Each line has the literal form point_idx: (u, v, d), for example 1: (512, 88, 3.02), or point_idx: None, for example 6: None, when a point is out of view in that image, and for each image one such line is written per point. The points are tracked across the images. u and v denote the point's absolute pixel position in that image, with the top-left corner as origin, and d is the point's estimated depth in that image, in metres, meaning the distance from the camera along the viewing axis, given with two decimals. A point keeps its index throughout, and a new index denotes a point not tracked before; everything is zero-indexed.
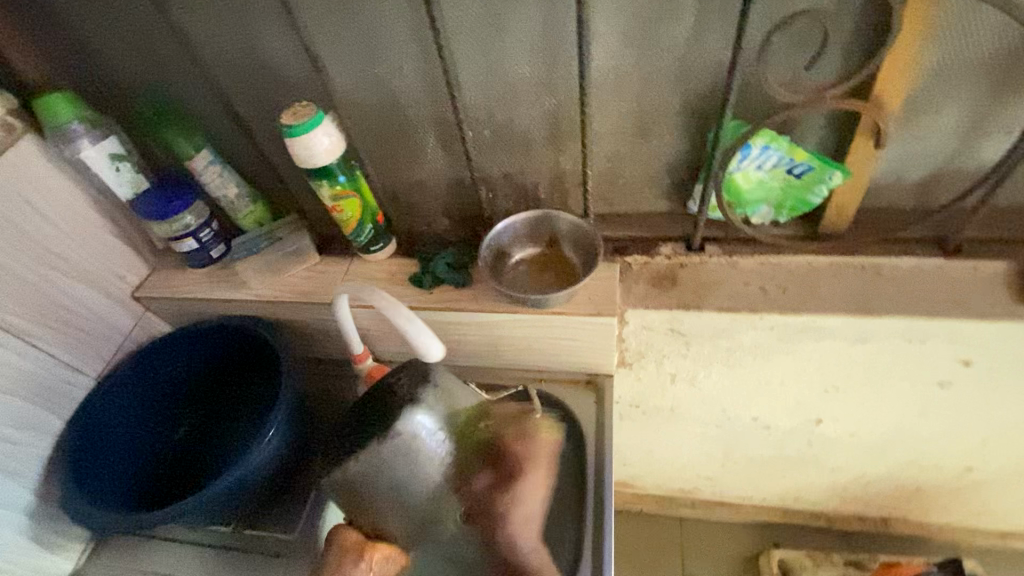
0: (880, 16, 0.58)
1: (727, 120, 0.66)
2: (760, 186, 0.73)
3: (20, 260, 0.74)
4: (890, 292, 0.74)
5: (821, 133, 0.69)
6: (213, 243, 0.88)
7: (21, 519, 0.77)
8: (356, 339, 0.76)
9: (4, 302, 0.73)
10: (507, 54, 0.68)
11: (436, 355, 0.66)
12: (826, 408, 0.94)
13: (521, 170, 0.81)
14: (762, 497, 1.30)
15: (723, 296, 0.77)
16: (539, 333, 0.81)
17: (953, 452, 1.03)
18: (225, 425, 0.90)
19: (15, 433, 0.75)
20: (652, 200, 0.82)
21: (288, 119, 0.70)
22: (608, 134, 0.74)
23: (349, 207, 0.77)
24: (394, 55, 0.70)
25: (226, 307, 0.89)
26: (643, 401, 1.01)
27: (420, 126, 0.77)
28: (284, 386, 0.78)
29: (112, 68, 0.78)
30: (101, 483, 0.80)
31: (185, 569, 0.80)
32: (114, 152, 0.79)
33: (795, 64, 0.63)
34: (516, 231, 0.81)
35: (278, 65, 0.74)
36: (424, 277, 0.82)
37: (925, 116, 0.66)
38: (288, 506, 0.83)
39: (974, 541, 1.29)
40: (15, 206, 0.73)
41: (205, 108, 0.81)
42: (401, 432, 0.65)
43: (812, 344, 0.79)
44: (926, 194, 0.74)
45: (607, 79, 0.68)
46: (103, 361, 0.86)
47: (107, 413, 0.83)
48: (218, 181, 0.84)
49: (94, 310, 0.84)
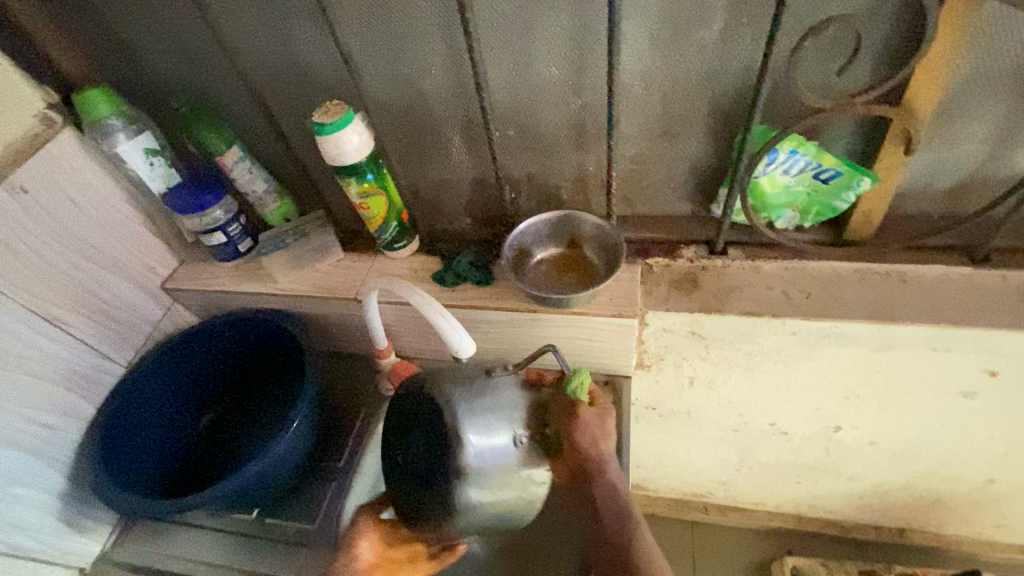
0: (913, 21, 0.58)
1: (755, 124, 0.66)
2: (786, 191, 0.73)
3: (58, 249, 0.77)
4: (916, 299, 0.74)
5: (848, 138, 0.69)
6: (241, 237, 0.89)
7: (53, 501, 0.79)
8: (380, 334, 0.79)
9: (42, 290, 0.75)
10: (535, 56, 0.69)
11: (467, 352, 0.70)
12: (845, 415, 0.94)
13: (545, 171, 0.82)
14: (775, 504, 1.30)
15: (745, 300, 0.77)
16: (558, 333, 0.82)
17: (975, 464, 1.02)
18: (247, 417, 0.92)
19: (50, 418, 0.77)
20: (675, 203, 0.83)
21: (319, 117, 0.71)
22: (633, 137, 0.75)
23: (376, 205, 0.78)
24: (423, 56, 0.71)
25: (252, 300, 0.91)
26: (660, 404, 1.01)
27: (447, 125, 0.78)
28: (308, 380, 0.80)
29: (149, 64, 0.80)
30: (130, 467, 0.82)
31: (208, 555, 0.82)
32: (148, 146, 0.81)
33: (825, 69, 0.62)
34: (538, 231, 0.82)
35: (310, 64, 0.75)
36: (447, 275, 0.83)
37: (956, 123, 0.65)
38: (309, 495, 0.85)
39: (992, 555, 1.27)
40: (54, 197, 0.76)
41: (237, 105, 0.82)
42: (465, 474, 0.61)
43: (834, 350, 0.79)
44: (955, 202, 0.73)
45: (635, 82, 0.69)
46: (133, 350, 0.88)
47: (136, 401, 0.85)
48: (247, 177, 0.86)
49: (126, 299, 0.87)
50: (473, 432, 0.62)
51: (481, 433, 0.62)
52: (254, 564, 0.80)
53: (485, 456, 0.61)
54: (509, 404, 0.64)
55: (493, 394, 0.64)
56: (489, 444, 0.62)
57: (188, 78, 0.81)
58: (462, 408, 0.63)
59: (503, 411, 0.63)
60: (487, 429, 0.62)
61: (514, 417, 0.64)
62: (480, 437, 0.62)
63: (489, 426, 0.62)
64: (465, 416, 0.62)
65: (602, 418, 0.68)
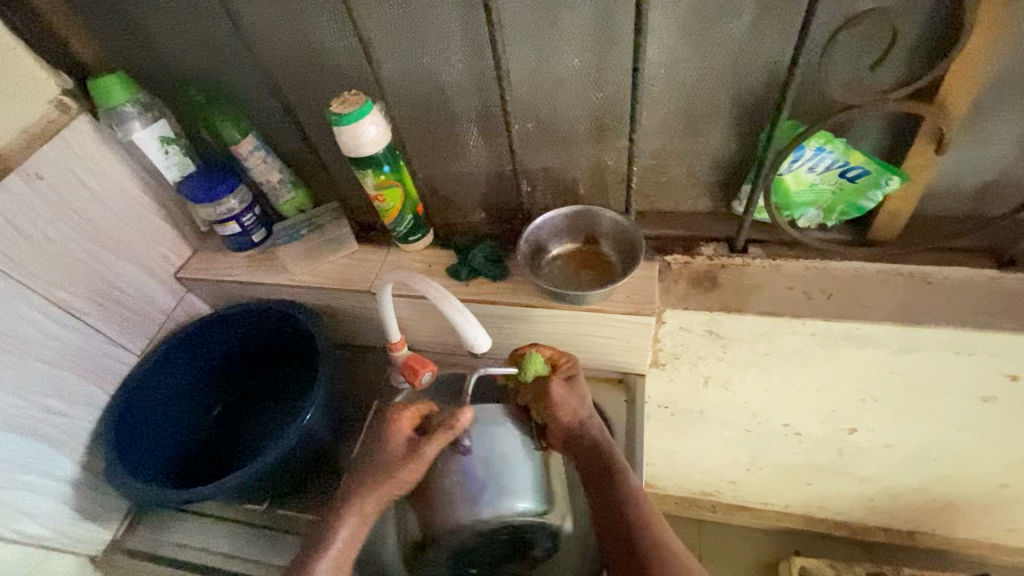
0: (951, 16, 0.56)
1: (782, 120, 0.65)
2: (811, 188, 0.71)
3: (73, 236, 0.76)
4: (941, 302, 0.72)
5: (876, 136, 0.68)
6: (255, 227, 0.89)
7: (64, 489, 0.79)
8: (394, 327, 0.79)
9: (56, 277, 0.75)
10: (558, 47, 0.68)
11: (483, 348, 0.70)
12: (861, 417, 0.93)
13: (563, 165, 0.80)
14: (784, 504, 1.29)
15: (765, 300, 0.76)
16: (574, 330, 0.81)
17: (989, 469, 1.01)
18: (259, 408, 0.92)
19: (63, 406, 0.77)
20: (694, 200, 0.81)
21: (336, 107, 0.70)
22: (655, 131, 0.73)
23: (392, 197, 0.77)
24: (444, 46, 0.70)
25: (265, 291, 0.90)
26: (672, 402, 1.00)
27: (465, 117, 0.77)
28: (322, 372, 0.80)
29: (166, 51, 0.79)
30: (142, 456, 0.82)
31: (220, 544, 0.82)
32: (164, 135, 0.81)
33: (856, 65, 0.61)
34: (555, 225, 0.81)
35: (328, 53, 0.74)
36: (461, 269, 0.82)
37: (989, 122, 0.64)
38: (320, 488, 0.85)
39: (1001, 559, 1.26)
40: (68, 184, 0.75)
41: (254, 93, 0.82)
42: (541, 511, 0.67)
43: (853, 351, 0.78)
44: (983, 203, 0.72)
45: (658, 75, 0.68)
46: (146, 339, 0.88)
47: (150, 391, 0.85)
48: (262, 166, 0.85)
49: (140, 288, 0.87)
50: (525, 499, 0.67)
51: (525, 492, 0.67)
52: (264, 555, 0.81)
53: (542, 496, 0.67)
54: (514, 449, 0.67)
55: (483, 454, 0.66)
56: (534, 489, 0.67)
57: (205, 66, 0.80)
58: (500, 499, 0.66)
59: (514, 457, 0.67)
60: (523, 485, 0.67)
61: (500, 442, 0.67)
62: (530, 495, 0.67)
63: (523, 480, 0.67)
64: (507, 499, 0.66)
65: (577, 388, 0.71)
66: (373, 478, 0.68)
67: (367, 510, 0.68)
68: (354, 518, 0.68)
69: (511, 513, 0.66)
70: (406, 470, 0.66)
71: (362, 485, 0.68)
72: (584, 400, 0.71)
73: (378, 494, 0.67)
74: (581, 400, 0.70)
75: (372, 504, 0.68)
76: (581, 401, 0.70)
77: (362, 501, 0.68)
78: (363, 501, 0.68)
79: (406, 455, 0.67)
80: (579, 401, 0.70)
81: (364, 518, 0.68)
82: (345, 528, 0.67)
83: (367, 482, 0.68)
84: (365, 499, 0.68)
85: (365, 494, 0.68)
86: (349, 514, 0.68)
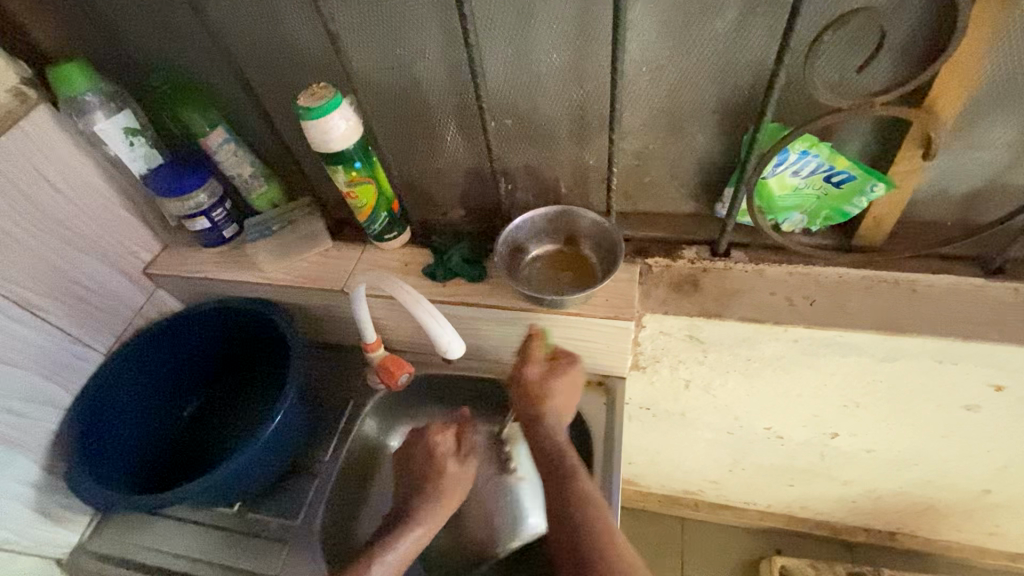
0: (943, 16, 0.54)
1: (767, 122, 0.62)
2: (795, 193, 0.69)
3: (32, 231, 0.73)
4: (925, 310, 0.71)
5: (863, 140, 0.65)
6: (226, 222, 0.86)
7: (27, 492, 0.77)
8: (368, 328, 0.77)
9: (16, 275, 0.72)
10: (536, 41, 0.65)
11: (456, 353, 0.68)
12: (842, 423, 0.92)
13: (543, 163, 0.78)
14: (766, 504, 1.29)
15: (747, 305, 0.74)
16: (552, 333, 0.79)
17: (970, 474, 1.00)
18: (230, 409, 0.90)
19: (24, 406, 0.75)
20: (678, 201, 0.79)
21: (304, 100, 0.67)
22: (637, 130, 0.71)
23: (365, 194, 0.75)
24: (416, 38, 0.67)
25: (236, 289, 0.88)
26: (654, 404, 0.99)
27: (440, 113, 0.75)
28: (293, 372, 0.78)
29: (128, 38, 0.75)
30: (107, 459, 0.80)
31: (188, 548, 0.80)
32: (127, 126, 0.77)
33: (843, 67, 0.59)
34: (534, 226, 0.78)
35: (297, 43, 0.71)
36: (437, 269, 0.80)
37: (979, 127, 0.61)
38: (292, 490, 0.84)
39: (982, 560, 1.27)
40: (25, 175, 0.72)
41: (221, 83, 0.78)
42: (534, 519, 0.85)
43: (836, 358, 0.76)
44: (970, 210, 0.70)
45: (640, 72, 0.65)
46: (113, 336, 0.85)
47: (116, 390, 0.82)
48: (233, 159, 0.82)
49: (106, 284, 0.84)
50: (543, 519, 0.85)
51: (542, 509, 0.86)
52: (230, 559, 0.79)
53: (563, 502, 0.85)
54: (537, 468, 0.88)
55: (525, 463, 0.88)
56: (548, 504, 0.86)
57: (168, 54, 0.76)
58: (520, 519, 0.85)
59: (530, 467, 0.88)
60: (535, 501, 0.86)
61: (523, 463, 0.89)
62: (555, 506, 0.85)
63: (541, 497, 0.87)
64: (521, 520, 0.85)
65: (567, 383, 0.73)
66: (439, 489, 0.72)
67: (434, 520, 0.71)
68: (422, 527, 0.70)
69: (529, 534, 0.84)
70: (463, 484, 0.73)
71: (426, 497, 0.72)
72: (564, 395, 0.72)
73: (443, 506, 0.71)
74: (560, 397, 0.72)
75: (439, 515, 0.71)
76: (549, 393, 0.72)
77: (428, 515, 0.71)
78: (433, 513, 0.71)
79: (461, 471, 0.74)
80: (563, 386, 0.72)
81: (430, 526, 0.71)
82: (414, 534, 0.69)
83: (433, 491, 0.72)
84: (435, 509, 0.71)
85: (431, 508, 0.71)
86: (416, 523, 0.70)
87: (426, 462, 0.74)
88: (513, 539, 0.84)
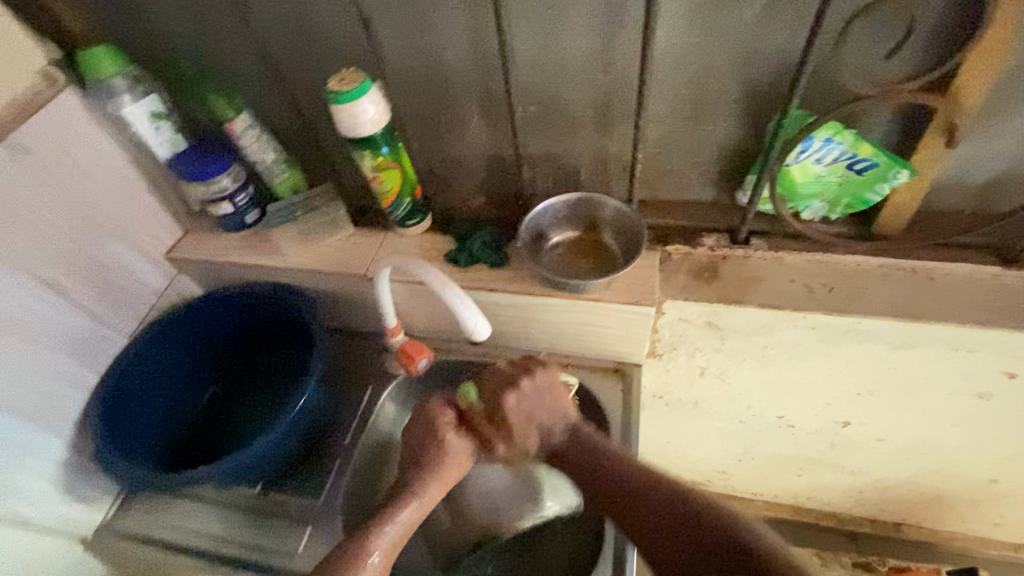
0: (971, 5, 0.55)
1: (793, 108, 0.63)
2: (817, 180, 0.70)
3: (59, 213, 0.74)
4: (941, 297, 0.72)
5: (885, 128, 0.66)
6: (248, 208, 0.87)
7: (54, 470, 0.78)
8: (389, 313, 0.79)
9: (44, 256, 0.73)
10: (565, 28, 0.66)
11: (482, 335, 0.69)
12: (854, 411, 0.93)
13: (565, 151, 0.79)
14: (774, 494, 1.31)
15: (766, 293, 0.75)
16: (573, 319, 0.80)
17: (979, 464, 1.01)
18: (251, 390, 0.92)
19: (51, 386, 0.76)
20: (698, 190, 0.80)
21: (333, 85, 0.68)
22: (661, 118, 0.72)
23: (389, 179, 0.76)
24: (445, 25, 0.68)
25: (259, 273, 0.89)
26: (668, 393, 1.00)
27: (465, 100, 0.75)
28: (316, 355, 0.79)
29: (154, 22, 0.76)
30: (131, 439, 0.81)
31: (211, 527, 0.82)
32: (154, 110, 0.78)
33: (869, 56, 0.60)
34: (555, 212, 0.79)
35: (325, 28, 0.72)
36: (460, 255, 0.81)
37: (1000, 115, 0.63)
38: (312, 473, 0.85)
39: (986, 552, 1.29)
40: (54, 157, 0.73)
41: (246, 69, 0.79)
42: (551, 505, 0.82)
43: (852, 346, 0.78)
44: (987, 200, 0.71)
45: (667, 59, 0.66)
46: (136, 320, 0.86)
47: (139, 372, 0.83)
48: (256, 145, 0.83)
49: (130, 268, 0.84)
50: (562, 500, 0.82)
51: (558, 491, 0.83)
52: (251, 538, 0.80)
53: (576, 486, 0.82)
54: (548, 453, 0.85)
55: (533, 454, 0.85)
56: (563, 486, 0.83)
57: (195, 38, 0.76)
58: (535, 500, 0.82)
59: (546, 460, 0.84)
60: (551, 490, 0.83)
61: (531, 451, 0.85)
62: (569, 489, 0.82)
63: (556, 481, 0.84)
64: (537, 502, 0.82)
65: (523, 417, 0.68)
66: (435, 465, 0.69)
67: (429, 495, 0.68)
68: (416, 500, 0.67)
69: (546, 515, 0.82)
70: (461, 464, 0.70)
71: (423, 471, 0.69)
72: (526, 431, 0.69)
73: (441, 482, 0.69)
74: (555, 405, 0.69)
75: (438, 489, 0.69)
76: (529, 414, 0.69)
77: (425, 487, 0.68)
78: (426, 487, 0.68)
79: (459, 452, 0.70)
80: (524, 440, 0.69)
81: (425, 502, 0.68)
82: (407, 509, 0.66)
83: (429, 468, 0.69)
84: (429, 486, 0.68)
85: (426, 484, 0.68)
86: (410, 498, 0.67)
87: (424, 437, 0.71)
88: (525, 519, 0.82)
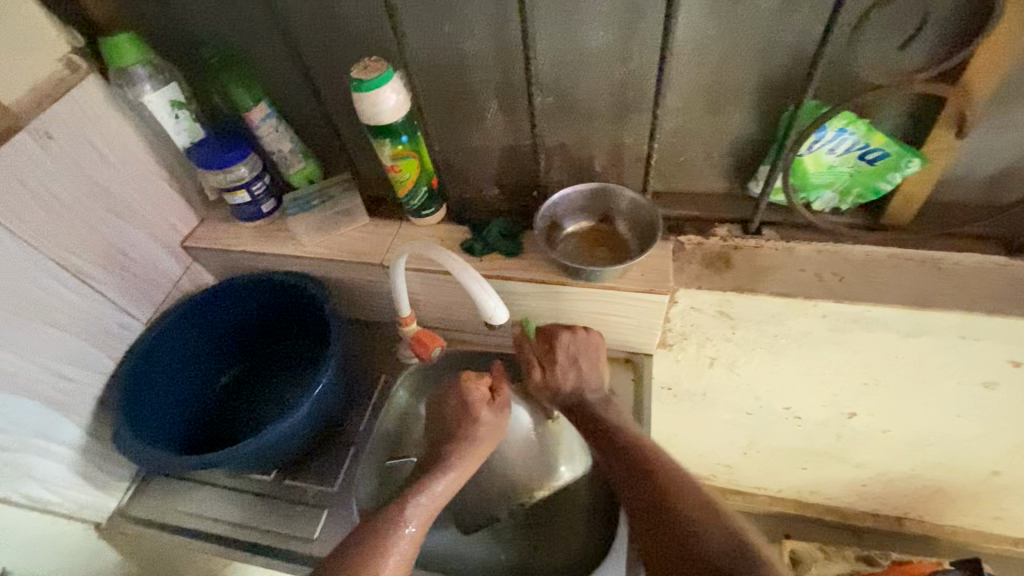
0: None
1: (807, 100, 0.65)
2: (830, 170, 0.72)
3: (80, 199, 0.75)
4: (950, 286, 0.73)
5: (896, 120, 0.68)
6: (265, 197, 0.88)
7: (71, 454, 0.79)
8: (403, 302, 0.80)
9: (66, 241, 0.73)
10: (586, 19, 0.67)
11: (500, 321, 0.70)
12: (861, 402, 0.95)
13: (580, 142, 0.80)
14: (778, 488, 1.32)
15: (779, 281, 0.76)
16: (587, 307, 0.81)
17: (983, 456, 1.03)
18: (266, 378, 0.93)
19: (70, 370, 0.76)
20: (710, 181, 0.82)
21: (357, 73, 0.69)
22: (677, 109, 0.73)
23: (408, 168, 0.77)
24: (467, 15, 0.69)
25: (274, 263, 0.89)
26: (677, 385, 1.01)
27: (483, 90, 0.77)
28: (335, 342, 0.80)
29: (178, 12, 0.77)
30: (149, 424, 0.82)
31: (227, 513, 0.82)
32: (174, 99, 0.79)
33: (882, 47, 0.62)
34: (571, 201, 0.80)
35: (348, 18, 0.73)
36: (476, 244, 0.82)
37: (1008, 109, 0.64)
38: (328, 460, 0.86)
39: (987, 546, 1.30)
40: (77, 143, 0.74)
41: (267, 59, 0.80)
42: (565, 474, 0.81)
43: (862, 334, 0.79)
44: (994, 191, 0.73)
45: (685, 50, 0.67)
46: (152, 307, 0.87)
47: (157, 357, 0.84)
48: (274, 135, 0.84)
49: (147, 255, 0.85)
50: (576, 465, 0.81)
51: (577, 457, 0.82)
52: (268, 524, 0.81)
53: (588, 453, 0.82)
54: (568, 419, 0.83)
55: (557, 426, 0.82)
56: (578, 453, 0.82)
57: (217, 27, 0.77)
58: (551, 469, 0.81)
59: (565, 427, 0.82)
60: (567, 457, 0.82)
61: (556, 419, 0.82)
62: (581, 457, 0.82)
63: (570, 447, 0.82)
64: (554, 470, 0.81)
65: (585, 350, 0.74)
66: (469, 438, 0.71)
67: (463, 468, 0.70)
68: (452, 472, 0.69)
69: (561, 482, 0.81)
70: (493, 436, 0.72)
71: (459, 442, 0.71)
72: (569, 374, 0.75)
73: (474, 456, 0.71)
74: (595, 368, 0.75)
75: (471, 461, 0.70)
76: (584, 358, 0.75)
77: (459, 457, 0.70)
78: (461, 460, 0.70)
79: (494, 423, 0.72)
80: (562, 380, 0.75)
81: (460, 473, 0.70)
82: (445, 479, 0.69)
83: (466, 439, 0.71)
84: (465, 456, 0.70)
85: (462, 456, 0.70)
86: (447, 468, 0.69)
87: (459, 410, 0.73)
88: (542, 489, 0.81)
